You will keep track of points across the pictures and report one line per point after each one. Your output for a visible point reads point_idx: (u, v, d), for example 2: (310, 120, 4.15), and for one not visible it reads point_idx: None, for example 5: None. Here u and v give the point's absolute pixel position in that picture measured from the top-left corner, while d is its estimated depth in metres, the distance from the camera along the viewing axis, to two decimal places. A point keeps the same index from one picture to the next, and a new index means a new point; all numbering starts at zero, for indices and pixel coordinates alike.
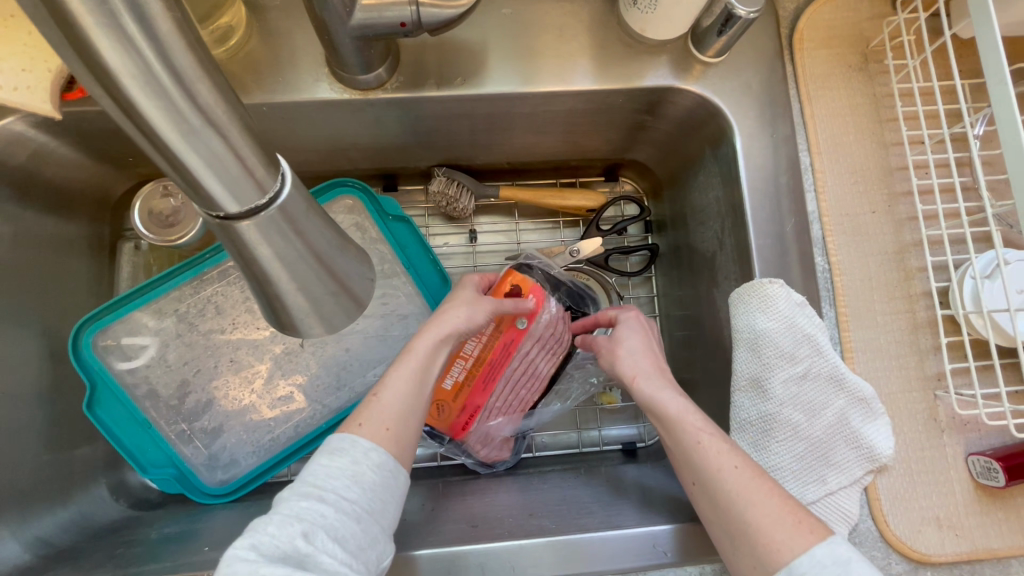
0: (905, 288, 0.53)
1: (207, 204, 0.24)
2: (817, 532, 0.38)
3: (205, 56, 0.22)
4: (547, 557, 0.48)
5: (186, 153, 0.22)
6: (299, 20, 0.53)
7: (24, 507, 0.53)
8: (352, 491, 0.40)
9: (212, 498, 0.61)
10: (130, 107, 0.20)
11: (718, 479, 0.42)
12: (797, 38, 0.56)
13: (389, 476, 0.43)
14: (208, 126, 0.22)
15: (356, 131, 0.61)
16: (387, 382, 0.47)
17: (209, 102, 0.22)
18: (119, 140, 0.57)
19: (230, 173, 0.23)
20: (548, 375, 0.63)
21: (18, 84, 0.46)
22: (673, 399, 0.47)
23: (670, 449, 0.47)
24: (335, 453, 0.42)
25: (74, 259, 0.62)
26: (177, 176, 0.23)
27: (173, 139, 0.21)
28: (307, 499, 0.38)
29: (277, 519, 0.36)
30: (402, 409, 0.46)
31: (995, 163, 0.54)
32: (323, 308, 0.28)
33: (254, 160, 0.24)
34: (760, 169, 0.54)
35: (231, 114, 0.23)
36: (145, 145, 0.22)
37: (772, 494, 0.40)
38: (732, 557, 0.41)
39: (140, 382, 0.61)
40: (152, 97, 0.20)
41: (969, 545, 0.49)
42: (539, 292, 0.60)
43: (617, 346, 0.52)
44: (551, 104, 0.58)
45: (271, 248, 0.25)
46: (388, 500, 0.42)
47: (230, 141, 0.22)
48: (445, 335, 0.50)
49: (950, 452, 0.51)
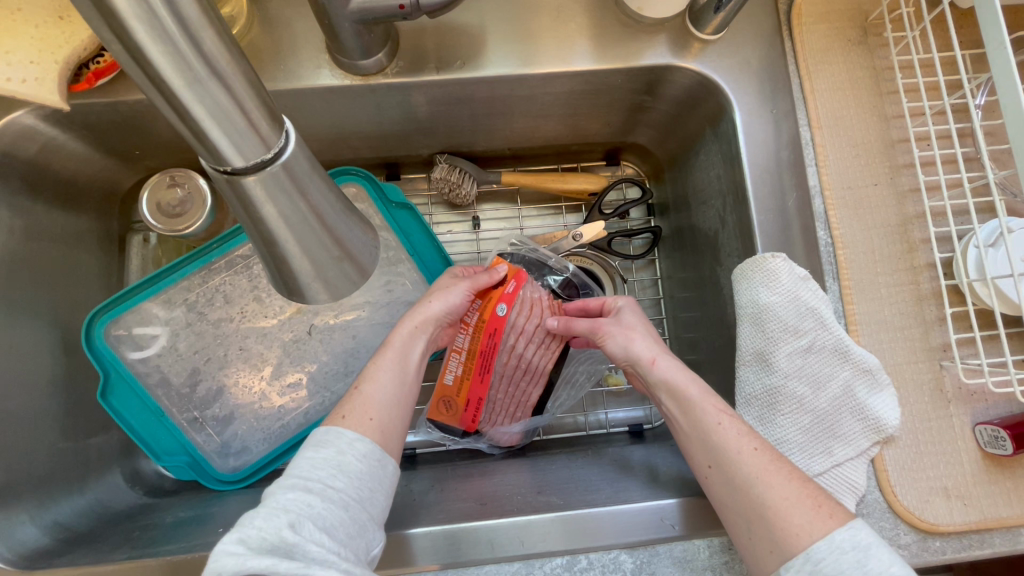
0: (908, 260, 0.53)
1: (214, 158, 0.24)
2: (837, 517, 0.38)
3: (211, 11, 0.22)
4: (556, 533, 0.49)
5: (192, 104, 0.22)
6: (300, 9, 0.54)
7: (42, 492, 0.54)
8: (338, 480, 0.41)
9: (223, 484, 0.62)
10: (139, 55, 0.21)
11: (739, 461, 0.42)
12: (796, 13, 0.56)
13: (377, 465, 0.43)
14: (214, 77, 0.22)
15: (358, 119, 0.61)
16: (368, 376, 0.49)
17: (214, 51, 0.22)
18: (125, 134, 0.58)
19: (235, 125, 0.23)
20: (547, 372, 0.62)
21: (27, 76, 0.47)
22: (687, 380, 0.48)
23: (680, 432, 0.47)
24: (320, 445, 0.43)
25: (85, 252, 0.63)
26: (184, 127, 0.23)
27: (181, 89, 0.22)
28: (294, 491, 0.38)
29: (264, 512, 0.37)
30: (386, 397, 0.47)
31: (998, 133, 0.54)
32: (326, 274, 0.29)
33: (258, 114, 0.24)
34: (760, 145, 0.54)
35: (235, 65, 0.23)
36: (152, 93, 0.22)
37: (790, 478, 0.41)
38: (746, 541, 0.41)
39: (152, 370, 0.62)
40: (160, 45, 0.20)
41: (978, 514, 0.49)
42: (520, 278, 0.58)
43: (630, 330, 0.53)
44: (551, 86, 0.58)
45: (276, 207, 0.26)
46: (376, 488, 0.43)
47: (234, 93, 0.23)
48: (420, 322, 0.53)
49: (957, 423, 0.51)
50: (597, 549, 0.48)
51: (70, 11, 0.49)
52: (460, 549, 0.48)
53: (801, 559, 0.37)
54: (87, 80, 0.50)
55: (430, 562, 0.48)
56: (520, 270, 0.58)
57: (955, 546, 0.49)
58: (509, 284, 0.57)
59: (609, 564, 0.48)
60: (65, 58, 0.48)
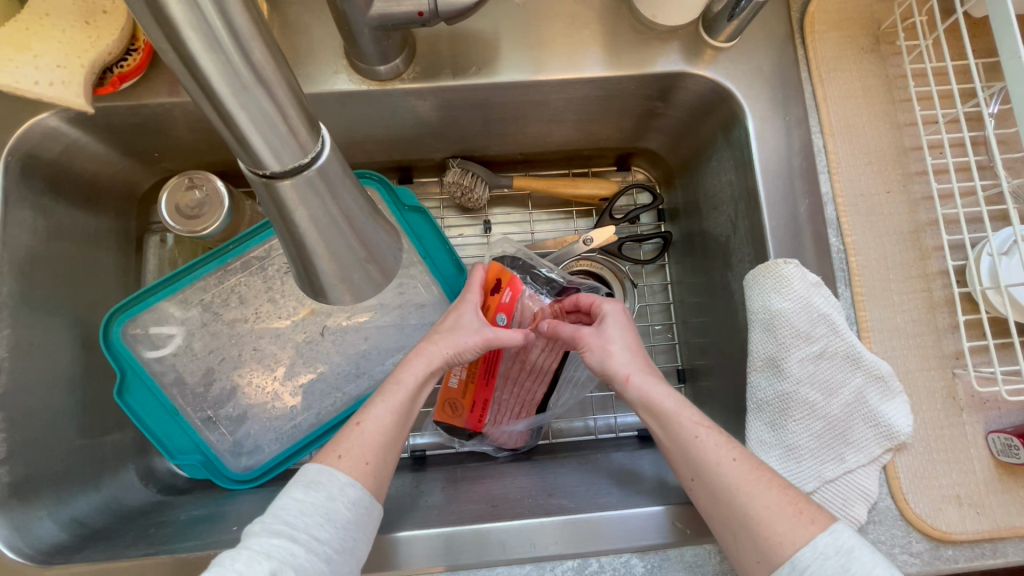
0: (921, 268, 0.53)
1: (253, 162, 0.25)
2: (819, 522, 0.39)
3: (261, 21, 0.22)
4: (566, 536, 0.49)
5: (236, 111, 0.23)
6: (320, 14, 0.55)
7: (60, 489, 0.55)
8: (324, 530, 0.40)
9: (236, 483, 0.63)
10: (190, 62, 0.21)
11: (718, 473, 0.43)
12: (808, 21, 0.56)
13: (364, 512, 0.43)
14: (259, 85, 0.23)
15: (375, 123, 0.62)
16: (368, 412, 0.47)
17: (260, 59, 0.23)
18: (145, 136, 0.59)
19: (277, 131, 0.24)
20: (552, 371, 0.62)
21: (54, 79, 0.49)
22: (666, 396, 0.48)
23: (664, 447, 0.47)
24: (312, 487, 0.42)
25: (104, 251, 0.64)
26: (227, 131, 0.24)
27: (227, 95, 0.22)
28: (278, 537, 0.38)
29: (245, 555, 0.36)
30: (382, 443, 0.46)
31: (1011, 142, 0.54)
32: (351, 276, 0.30)
33: (297, 120, 0.25)
34: (773, 152, 0.55)
35: (279, 73, 0.24)
36: (199, 98, 0.23)
37: (771, 486, 0.41)
38: (737, 554, 0.41)
39: (167, 369, 0.63)
40: (211, 53, 0.21)
41: (991, 523, 0.49)
42: (516, 285, 0.57)
43: (608, 343, 0.52)
44: (565, 92, 0.59)
45: (308, 211, 0.27)
46: (361, 537, 0.42)
47: (277, 100, 0.24)
48: (434, 367, 0.51)
49: (969, 430, 0.50)
50: (605, 553, 0.48)
51: (97, 15, 0.50)
52: (466, 550, 0.49)
53: (787, 568, 0.38)
54: (111, 84, 0.52)
55: (432, 563, 0.48)
56: (516, 279, 0.57)
57: (968, 555, 0.49)
58: (505, 293, 0.57)
59: (619, 568, 0.48)
60: (91, 61, 0.49)
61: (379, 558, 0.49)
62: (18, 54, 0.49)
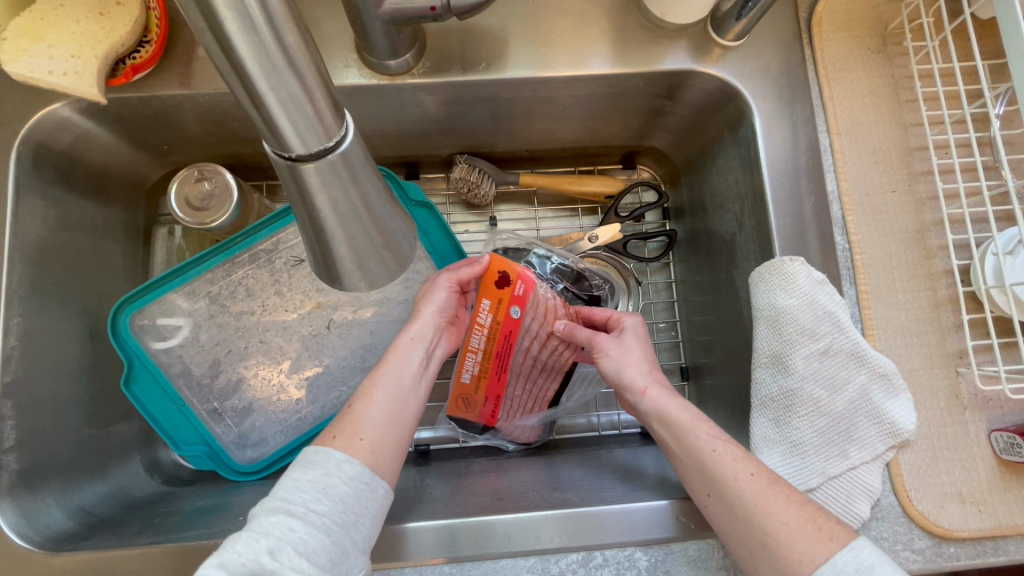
0: (926, 267, 0.53)
1: (279, 143, 0.25)
2: (838, 540, 0.39)
3: (292, 5, 0.23)
4: (570, 530, 0.49)
5: (265, 91, 0.23)
6: (331, 9, 0.56)
7: (66, 478, 0.55)
8: (322, 503, 0.40)
9: (241, 476, 0.63)
10: (225, 43, 0.22)
11: (737, 488, 0.43)
12: (816, 21, 0.57)
13: (365, 488, 0.42)
14: (289, 67, 0.23)
15: (384, 117, 0.62)
16: (362, 394, 0.48)
17: (292, 42, 0.23)
18: (155, 128, 0.60)
19: (303, 113, 0.25)
20: (564, 369, 0.62)
21: (68, 69, 0.49)
22: (679, 409, 0.48)
23: (679, 463, 0.47)
24: (308, 466, 0.42)
25: (113, 243, 0.64)
26: (254, 111, 0.24)
27: (257, 76, 0.23)
28: (276, 514, 0.38)
29: (246, 536, 0.37)
30: (377, 418, 0.46)
31: (1016, 143, 0.55)
32: (366, 265, 0.30)
33: (323, 103, 0.25)
34: (780, 150, 0.55)
35: (308, 57, 0.24)
36: (230, 78, 0.23)
37: (789, 501, 0.41)
38: (749, 562, 0.42)
39: (174, 360, 0.63)
40: (245, 34, 0.22)
41: (993, 521, 0.49)
42: (527, 277, 0.56)
43: (626, 354, 0.53)
44: (572, 89, 0.59)
45: (329, 195, 0.27)
46: (364, 513, 0.42)
47: (305, 82, 0.24)
48: (413, 331, 0.52)
49: (972, 429, 0.51)
50: (609, 546, 0.49)
51: (111, 7, 0.50)
52: (471, 542, 0.49)
53: None
54: (123, 75, 0.52)
55: (435, 555, 0.49)
56: (527, 272, 0.55)
57: (970, 552, 0.49)
58: (517, 286, 0.55)
59: (623, 561, 0.48)
60: (105, 52, 0.49)
61: (384, 550, 0.49)
62: (32, 44, 0.49)
